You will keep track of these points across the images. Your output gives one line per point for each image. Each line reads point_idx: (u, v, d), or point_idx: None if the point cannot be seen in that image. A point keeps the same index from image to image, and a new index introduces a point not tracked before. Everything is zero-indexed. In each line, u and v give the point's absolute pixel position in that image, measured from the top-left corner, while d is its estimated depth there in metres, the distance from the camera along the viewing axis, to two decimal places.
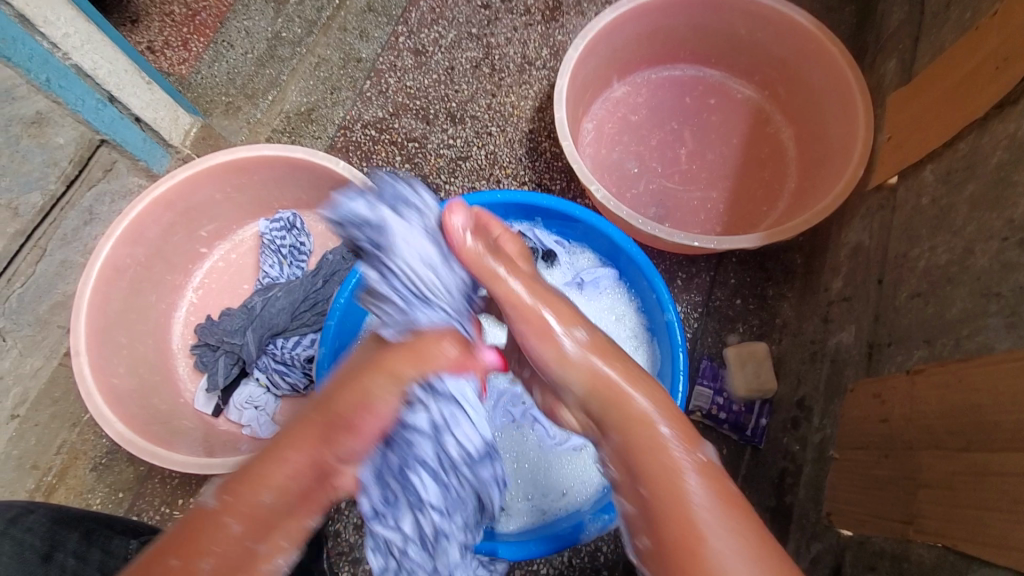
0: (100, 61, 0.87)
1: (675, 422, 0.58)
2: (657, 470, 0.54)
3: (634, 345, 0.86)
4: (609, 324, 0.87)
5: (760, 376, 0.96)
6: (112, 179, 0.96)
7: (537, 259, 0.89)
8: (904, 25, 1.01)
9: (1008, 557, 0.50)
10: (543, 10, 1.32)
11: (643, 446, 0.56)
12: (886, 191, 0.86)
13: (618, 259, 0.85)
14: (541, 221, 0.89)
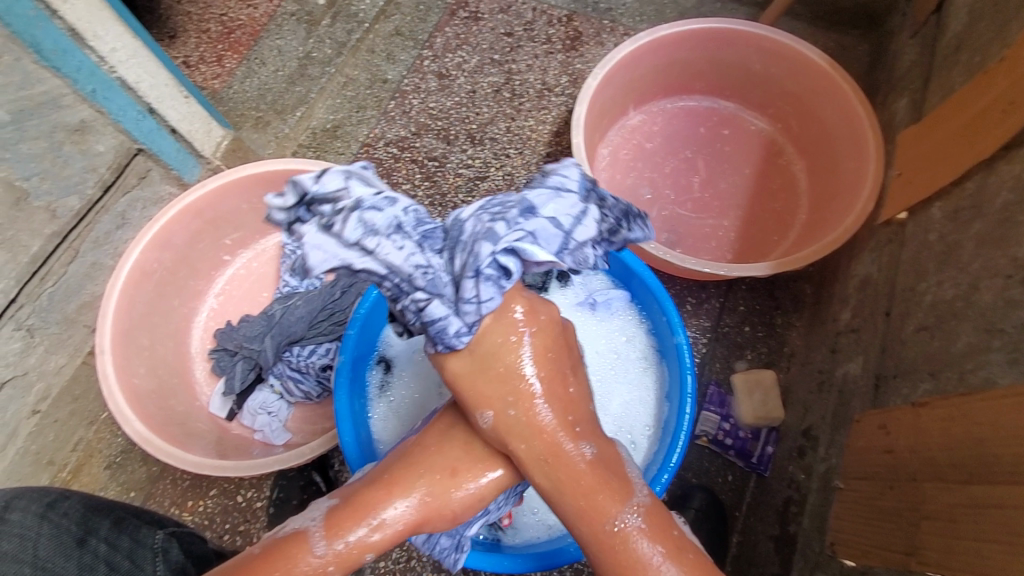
0: (143, 75, 0.92)
1: (613, 468, 0.53)
2: (594, 527, 0.51)
3: (644, 366, 0.87)
4: (620, 345, 0.88)
5: (766, 403, 0.97)
6: (146, 186, 1.00)
7: (552, 279, 0.90)
8: (915, 66, 1.04)
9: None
10: (564, 39, 1.37)
11: (579, 500, 0.51)
12: (895, 226, 0.88)
13: (631, 283, 0.87)
14: None
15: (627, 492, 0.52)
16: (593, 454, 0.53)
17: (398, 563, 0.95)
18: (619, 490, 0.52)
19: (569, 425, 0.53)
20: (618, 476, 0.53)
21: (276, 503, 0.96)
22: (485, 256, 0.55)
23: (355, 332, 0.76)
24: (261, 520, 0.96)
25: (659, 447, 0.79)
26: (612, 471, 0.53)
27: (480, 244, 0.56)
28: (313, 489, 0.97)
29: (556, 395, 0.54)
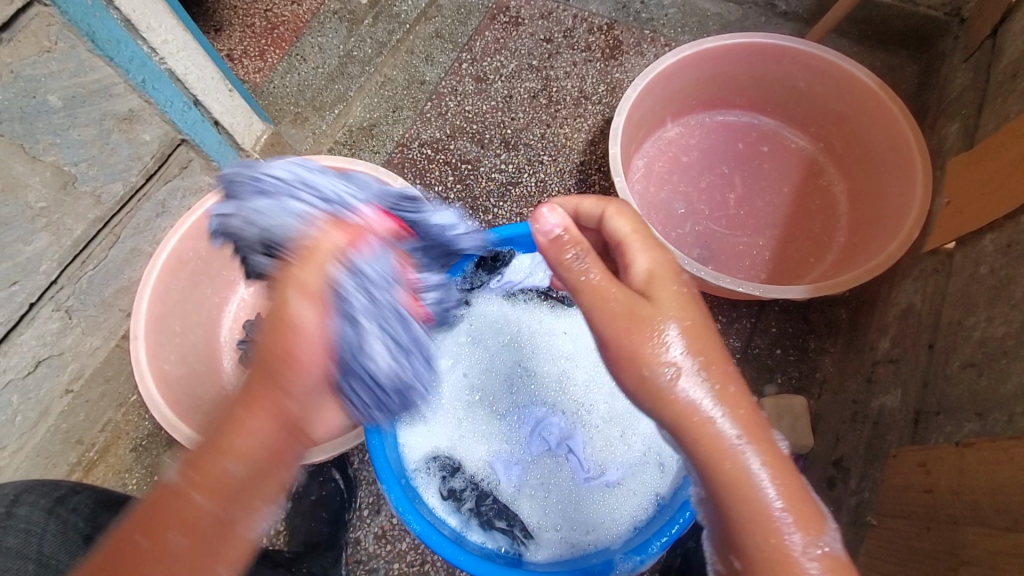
0: (191, 67, 0.94)
1: (796, 478, 0.51)
2: (756, 523, 0.49)
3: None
4: None
5: (795, 430, 0.94)
6: (186, 176, 1.01)
7: None
8: (969, 90, 1.01)
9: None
10: (603, 48, 1.36)
11: (753, 495, 0.49)
12: (942, 255, 0.85)
13: None
14: None
15: (812, 514, 0.50)
16: (782, 460, 0.51)
17: (412, 566, 0.95)
18: (809, 516, 0.49)
19: (763, 421, 0.52)
20: (800, 487, 0.51)
21: (295, 498, 0.97)
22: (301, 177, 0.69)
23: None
24: (280, 513, 0.97)
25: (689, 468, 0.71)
26: (796, 481, 0.51)
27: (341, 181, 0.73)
28: (331, 485, 0.97)
29: (738, 388, 0.53)
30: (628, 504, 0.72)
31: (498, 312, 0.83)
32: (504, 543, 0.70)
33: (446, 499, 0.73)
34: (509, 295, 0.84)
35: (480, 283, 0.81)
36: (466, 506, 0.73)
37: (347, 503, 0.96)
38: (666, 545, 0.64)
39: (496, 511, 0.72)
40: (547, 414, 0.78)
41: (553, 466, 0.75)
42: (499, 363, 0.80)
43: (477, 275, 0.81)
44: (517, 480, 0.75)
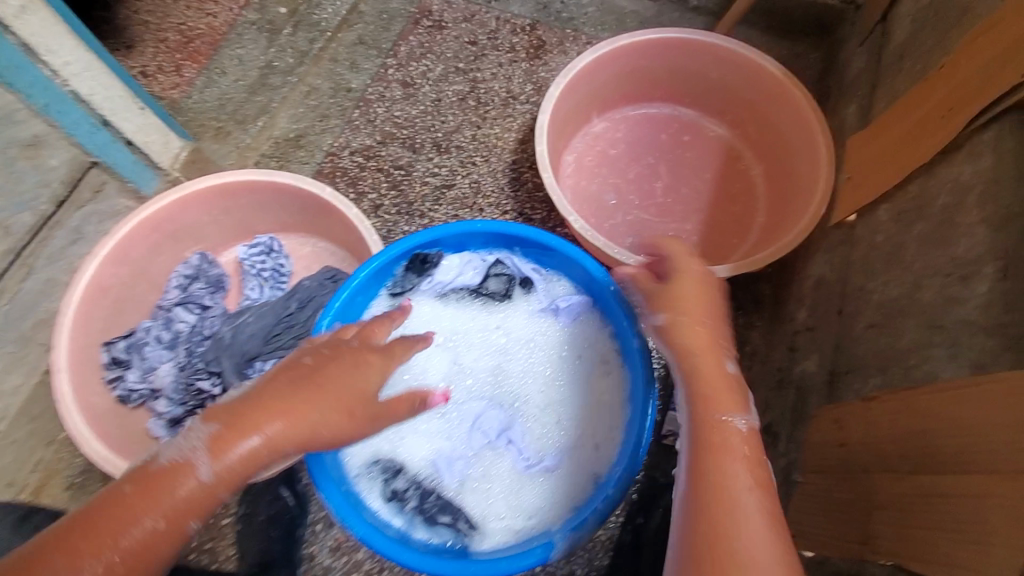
0: (97, 87, 0.89)
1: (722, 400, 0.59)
2: (713, 424, 0.58)
3: (606, 369, 0.79)
4: (584, 349, 0.80)
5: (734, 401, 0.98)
6: (101, 201, 0.97)
7: (515, 286, 0.82)
8: (863, 73, 1.09)
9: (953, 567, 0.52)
10: (527, 48, 1.39)
11: (713, 388, 0.60)
12: (846, 227, 0.92)
13: (595, 289, 0.80)
14: (519, 249, 0.83)
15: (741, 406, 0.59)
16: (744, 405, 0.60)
17: (369, 575, 0.94)
18: (740, 401, 0.60)
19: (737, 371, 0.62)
20: (734, 395, 0.60)
21: (243, 520, 0.95)
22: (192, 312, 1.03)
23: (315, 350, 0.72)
24: (229, 538, 0.94)
25: (622, 449, 0.73)
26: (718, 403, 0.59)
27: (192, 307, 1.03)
28: (280, 503, 0.95)
29: (706, 343, 0.63)
30: (569, 489, 0.74)
31: (432, 314, 0.81)
32: (449, 537, 0.71)
33: (390, 500, 0.73)
34: (442, 296, 0.81)
35: (412, 286, 0.81)
36: (409, 506, 0.72)
37: (300, 519, 0.95)
38: (599, 520, 0.68)
39: (440, 507, 0.72)
40: (488, 409, 0.77)
41: (496, 457, 0.76)
42: (437, 360, 0.79)
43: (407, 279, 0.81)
44: (460, 475, 0.74)
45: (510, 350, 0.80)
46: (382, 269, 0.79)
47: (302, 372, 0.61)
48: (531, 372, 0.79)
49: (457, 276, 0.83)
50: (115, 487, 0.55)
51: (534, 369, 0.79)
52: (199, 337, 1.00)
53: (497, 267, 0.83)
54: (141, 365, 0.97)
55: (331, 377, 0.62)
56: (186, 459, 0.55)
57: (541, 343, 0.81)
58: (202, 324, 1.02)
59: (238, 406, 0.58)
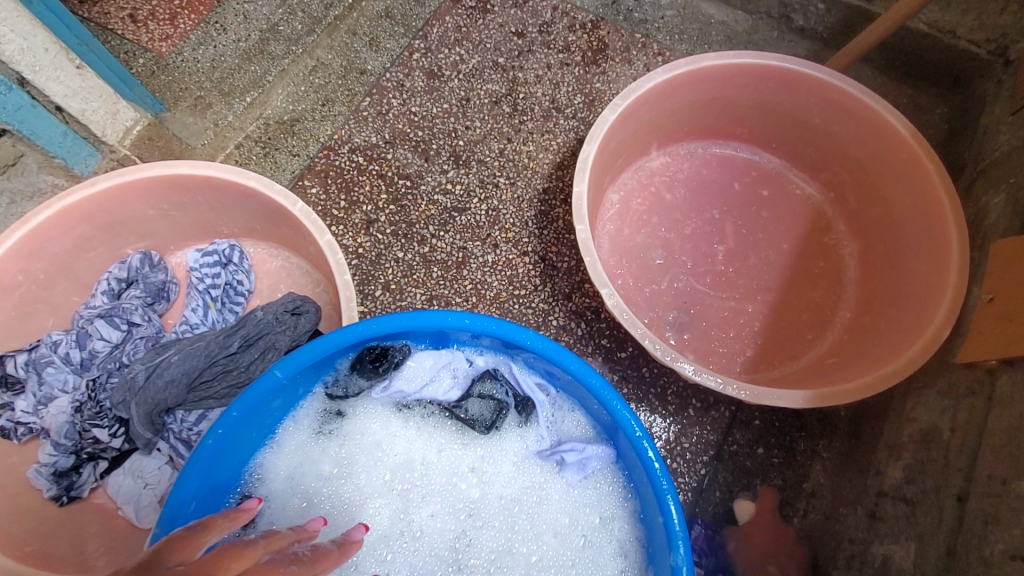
0: (9, 35, 0.68)
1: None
2: None
3: (618, 567, 0.56)
4: (587, 530, 0.57)
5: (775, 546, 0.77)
6: (14, 177, 0.76)
7: (505, 415, 0.61)
8: (1019, 152, 0.81)
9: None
10: (584, 51, 1.14)
11: None
12: (982, 372, 0.66)
13: (617, 441, 0.57)
14: (521, 359, 0.61)
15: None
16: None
17: None
18: None
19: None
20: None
21: None
22: (100, 334, 0.81)
23: (201, 472, 0.53)
24: None
25: None
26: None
27: (102, 325, 0.82)
28: None
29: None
30: None
31: (388, 430, 0.61)
32: None
33: None
34: (400, 407, 0.62)
35: (360, 390, 0.60)
36: None
37: None
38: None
39: None
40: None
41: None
42: (377, 513, 0.58)
43: (354, 381, 0.60)
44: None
45: (484, 513, 0.59)
46: (321, 361, 0.58)
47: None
48: (507, 552, 0.57)
49: (426, 385, 0.62)
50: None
51: (513, 550, 0.57)
52: (113, 365, 0.79)
53: (483, 384, 0.62)
54: (37, 393, 0.77)
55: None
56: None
57: (528, 509, 0.59)
58: (124, 347, 0.81)
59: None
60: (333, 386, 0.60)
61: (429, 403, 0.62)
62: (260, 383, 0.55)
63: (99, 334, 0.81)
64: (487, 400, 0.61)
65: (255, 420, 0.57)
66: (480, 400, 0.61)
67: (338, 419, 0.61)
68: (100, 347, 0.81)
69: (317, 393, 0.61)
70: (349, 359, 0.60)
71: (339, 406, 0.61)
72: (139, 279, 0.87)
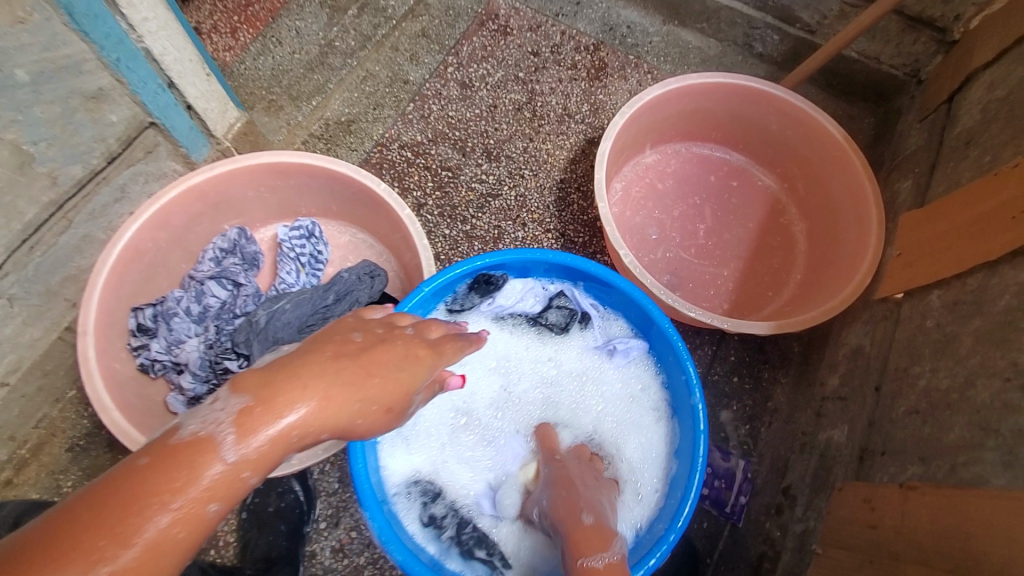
0: (169, 48, 0.87)
1: (597, 538, 0.59)
2: None
3: (654, 417, 0.79)
4: (632, 394, 0.80)
5: (564, 468, 0.70)
6: (151, 161, 0.94)
7: (575, 321, 0.83)
8: (921, 150, 1.10)
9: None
10: (589, 68, 1.39)
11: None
12: (891, 304, 0.92)
13: (651, 332, 0.79)
14: (583, 284, 0.83)
15: (603, 544, 0.58)
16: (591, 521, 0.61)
17: None
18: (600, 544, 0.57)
19: (585, 502, 0.64)
20: (596, 538, 0.58)
21: (251, 507, 0.92)
22: (216, 292, 1.00)
23: None
24: (230, 524, 0.92)
25: (664, 507, 0.72)
26: (597, 538, 0.59)
27: (217, 286, 1.00)
28: (291, 497, 0.92)
29: (587, 489, 0.66)
30: None
31: (488, 335, 0.82)
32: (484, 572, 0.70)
33: (426, 526, 0.71)
34: (498, 319, 0.83)
35: (472, 306, 0.81)
36: (446, 536, 0.71)
37: (307, 516, 0.92)
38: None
39: (477, 539, 0.71)
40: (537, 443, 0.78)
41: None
42: (488, 386, 0.80)
43: (468, 298, 0.80)
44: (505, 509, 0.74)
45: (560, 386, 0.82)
46: (447, 283, 0.78)
47: (349, 353, 0.59)
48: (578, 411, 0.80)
49: (517, 301, 0.83)
50: (127, 463, 0.47)
51: (581, 409, 0.80)
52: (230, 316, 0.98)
53: (559, 299, 0.83)
54: (167, 337, 0.95)
55: (374, 366, 0.59)
56: (210, 433, 0.48)
57: (591, 383, 0.82)
58: (234, 302, 1.00)
59: (271, 379, 0.53)
60: (454, 302, 0.80)
61: (518, 315, 0.83)
62: (415, 295, 0.75)
63: (216, 292, 1.00)
64: (564, 308, 0.82)
65: None
66: (558, 309, 0.82)
67: None
68: (217, 301, 1.00)
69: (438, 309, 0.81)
70: (465, 283, 0.80)
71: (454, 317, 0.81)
72: (235, 248, 1.05)
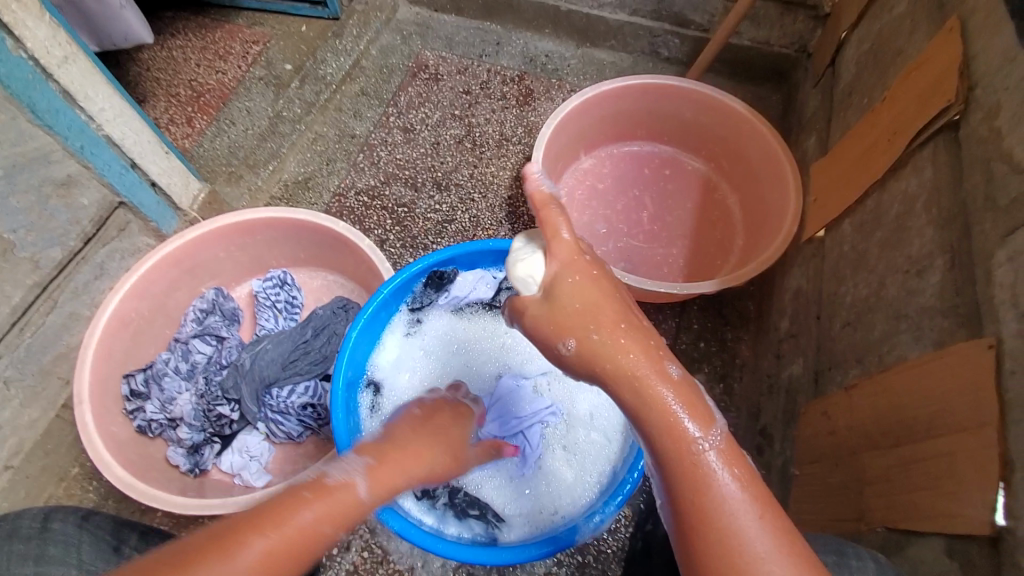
0: (127, 132, 0.96)
1: (696, 397, 0.54)
2: (702, 492, 0.50)
3: None
4: None
5: (598, 286, 0.57)
6: (124, 238, 1.03)
7: None
8: (819, 109, 1.22)
9: (940, 524, 0.53)
10: (517, 96, 1.52)
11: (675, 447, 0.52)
12: (816, 242, 1.01)
13: None
14: None
15: (709, 421, 0.52)
16: (678, 383, 0.53)
17: None
18: (704, 415, 0.52)
19: (656, 351, 0.54)
20: (699, 403, 0.53)
21: None
22: (202, 348, 1.06)
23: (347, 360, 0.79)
24: None
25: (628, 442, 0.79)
26: (695, 398, 0.53)
27: (203, 342, 1.06)
28: None
29: (638, 326, 0.56)
30: (589, 485, 0.78)
31: (450, 327, 0.89)
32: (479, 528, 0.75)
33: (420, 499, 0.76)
34: (457, 310, 0.89)
35: (431, 302, 0.88)
36: (440, 503, 0.76)
37: None
38: (622, 503, 0.72)
39: (469, 501, 0.76)
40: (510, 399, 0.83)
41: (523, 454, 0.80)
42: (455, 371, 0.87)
43: (426, 295, 0.87)
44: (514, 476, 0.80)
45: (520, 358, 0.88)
46: (403, 285, 0.86)
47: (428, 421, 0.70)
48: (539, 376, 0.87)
49: (471, 290, 0.89)
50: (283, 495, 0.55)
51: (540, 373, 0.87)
52: (217, 367, 1.03)
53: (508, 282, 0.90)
54: (159, 397, 0.99)
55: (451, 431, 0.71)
56: (350, 476, 0.58)
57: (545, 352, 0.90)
58: (220, 354, 1.06)
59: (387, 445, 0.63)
60: (414, 302, 0.87)
61: (475, 303, 0.90)
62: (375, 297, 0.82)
63: (202, 347, 1.06)
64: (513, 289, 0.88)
65: (371, 327, 0.83)
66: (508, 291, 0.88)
67: (419, 324, 0.89)
68: (203, 357, 1.05)
69: (401, 311, 0.88)
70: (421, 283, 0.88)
71: (417, 315, 0.88)
72: (214, 306, 1.12)
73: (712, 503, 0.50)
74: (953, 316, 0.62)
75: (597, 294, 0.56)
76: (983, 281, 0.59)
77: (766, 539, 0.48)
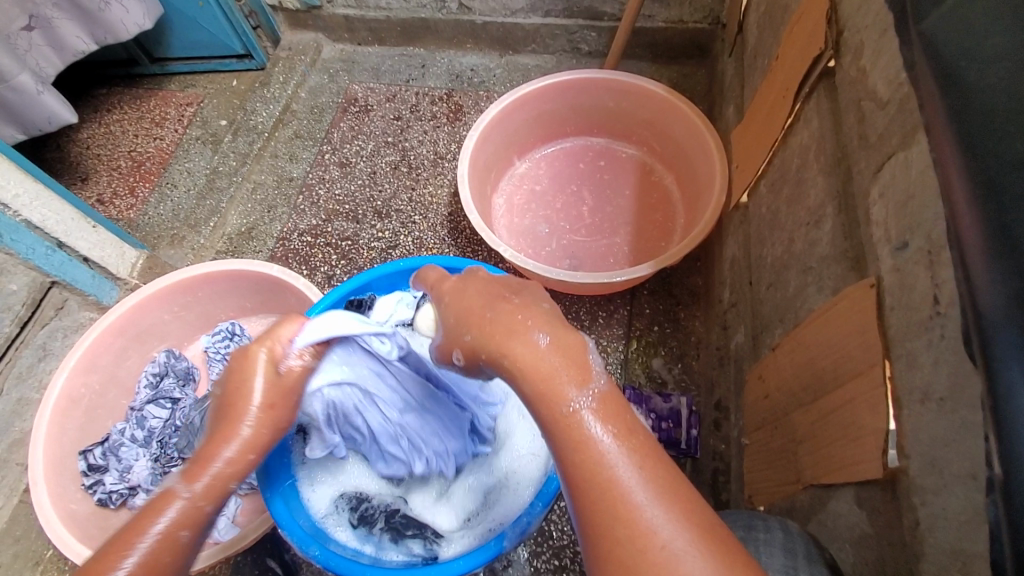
0: (48, 214, 0.99)
1: (571, 354, 0.53)
2: (578, 448, 0.50)
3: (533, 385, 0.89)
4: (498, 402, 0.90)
5: (467, 291, 0.60)
6: (64, 316, 1.06)
7: None
8: (734, 78, 1.23)
9: (853, 473, 0.51)
10: (447, 114, 1.53)
11: (555, 411, 0.51)
12: (743, 208, 1.01)
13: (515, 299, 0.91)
14: None
15: (585, 375, 0.52)
16: (550, 348, 0.53)
17: None
18: (579, 373, 0.52)
19: (522, 324, 0.54)
20: (577, 360, 0.53)
21: None
22: (154, 413, 1.06)
23: None
24: None
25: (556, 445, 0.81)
26: (568, 356, 0.53)
27: (155, 407, 1.07)
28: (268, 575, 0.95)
29: (503, 309, 0.56)
30: (522, 492, 0.80)
31: None
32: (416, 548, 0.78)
33: (357, 526, 0.80)
34: None
35: None
36: (376, 529, 0.79)
37: None
38: (548, 502, 0.74)
39: (404, 523, 0.80)
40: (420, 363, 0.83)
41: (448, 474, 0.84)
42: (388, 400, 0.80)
43: None
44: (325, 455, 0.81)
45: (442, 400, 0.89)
46: (323, 318, 0.91)
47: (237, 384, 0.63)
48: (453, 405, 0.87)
49: None
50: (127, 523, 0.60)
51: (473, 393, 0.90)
52: (172, 429, 1.04)
53: None
54: (117, 467, 1.01)
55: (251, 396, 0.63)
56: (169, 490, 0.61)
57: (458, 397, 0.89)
58: (175, 415, 1.06)
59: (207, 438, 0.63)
60: None
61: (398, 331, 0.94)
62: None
63: (155, 412, 1.06)
64: None
65: None
66: None
67: None
68: (157, 421, 1.06)
69: None
70: None
71: None
72: (166, 368, 1.12)
73: (592, 460, 0.49)
74: (845, 262, 0.61)
75: (479, 290, 0.59)
76: (865, 222, 0.58)
77: (643, 487, 0.48)
